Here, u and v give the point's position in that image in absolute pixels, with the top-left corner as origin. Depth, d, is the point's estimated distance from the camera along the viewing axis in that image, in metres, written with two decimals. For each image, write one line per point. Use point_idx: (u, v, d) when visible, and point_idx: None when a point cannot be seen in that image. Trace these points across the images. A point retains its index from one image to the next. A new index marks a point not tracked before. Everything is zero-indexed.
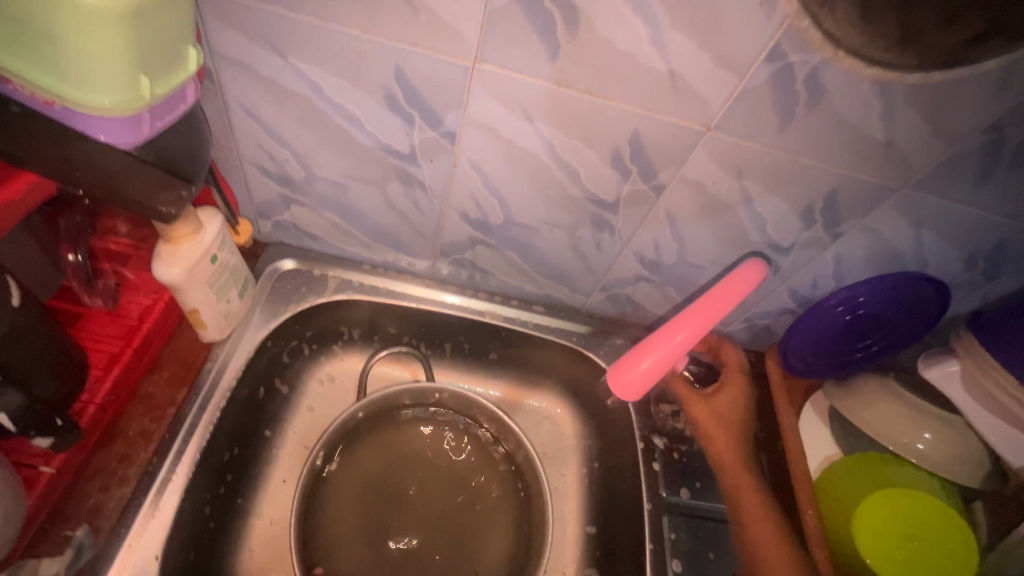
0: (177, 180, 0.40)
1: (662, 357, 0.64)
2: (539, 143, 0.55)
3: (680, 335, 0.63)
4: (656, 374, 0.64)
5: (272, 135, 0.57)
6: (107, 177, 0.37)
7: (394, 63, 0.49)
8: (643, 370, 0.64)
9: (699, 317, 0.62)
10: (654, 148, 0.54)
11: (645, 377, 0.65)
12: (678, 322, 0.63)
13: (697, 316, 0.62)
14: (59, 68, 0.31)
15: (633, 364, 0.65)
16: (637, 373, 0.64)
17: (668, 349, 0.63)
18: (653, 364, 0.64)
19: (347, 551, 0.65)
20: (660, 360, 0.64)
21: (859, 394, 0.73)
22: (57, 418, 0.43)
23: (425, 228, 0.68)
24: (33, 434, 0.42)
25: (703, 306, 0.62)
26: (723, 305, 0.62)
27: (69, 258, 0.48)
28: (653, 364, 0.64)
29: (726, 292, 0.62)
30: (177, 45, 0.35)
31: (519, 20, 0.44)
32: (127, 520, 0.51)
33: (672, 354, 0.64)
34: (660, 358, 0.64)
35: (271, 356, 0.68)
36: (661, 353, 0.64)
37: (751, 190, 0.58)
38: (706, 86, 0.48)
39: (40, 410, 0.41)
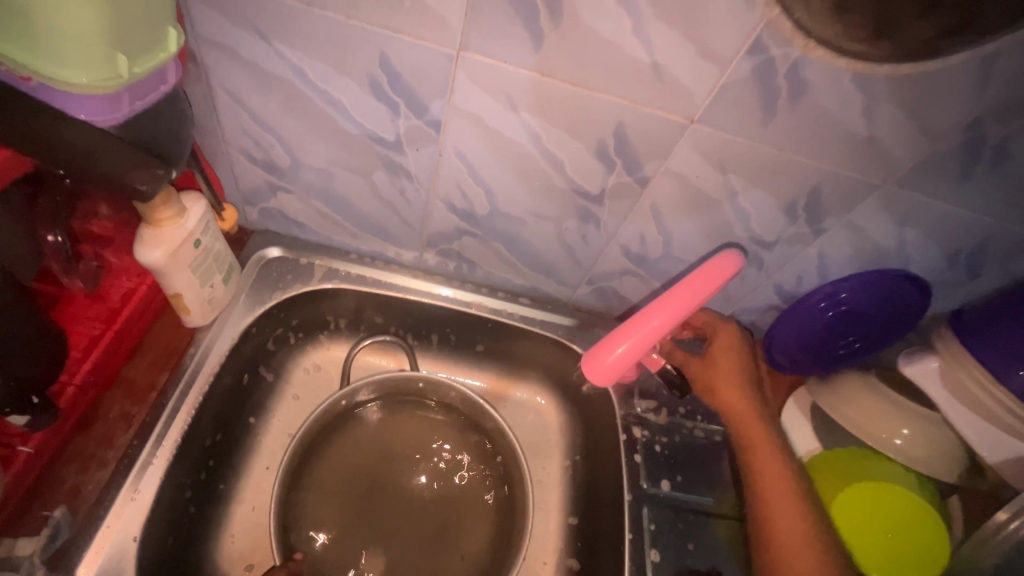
0: (154, 160, 0.40)
1: (636, 342, 0.63)
2: (524, 133, 0.55)
3: (655, 321, 0.62)
4: (630, 361, 0.64)
5: (258, 120, 0.57)
6: (83, 151, 0.36)
7: (378, 49, 0.49)
8: (619, 355, 0.64)
9: (674, 303, 0.62)
10: (638, 140, 0.55)
11: (619, 363, 0.64)
12: (653, 308, 0.63)
13: (672, 302, 0.62)
14: (35, 44, 0.31)
15: (608, 350, 0.64)
16: (612, 359, 0.64)
17: (643, 334, 0.63)
18: (628, 350, 0.63)
19: (327, 535, 0.65)
20: (635, 346, 0.63)
21: (841, 390, 0.73)
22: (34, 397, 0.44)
23: (411, 217, 0.68)
24: (9, 412, 0.42)
25: (679, 292, 0.62)
26: (697, 291, 0.62)
27: (48, 239, 0.47)
28: (628, 350, 0.63)
29: (701, 279, 0.62)
30: (155, 24, 0.35)
31: (503, 8, 0.45)
32: (106, 501, 0.51)
33: (647, 338, 0.63)
34: (635, 344, 0.63)
35: (256, 343, 0.68)
36: (636, 339, 0.63)
37: (735, 185, 0.59)
38: (689, 79, 0.48)
39: (18, 389, 0.42)
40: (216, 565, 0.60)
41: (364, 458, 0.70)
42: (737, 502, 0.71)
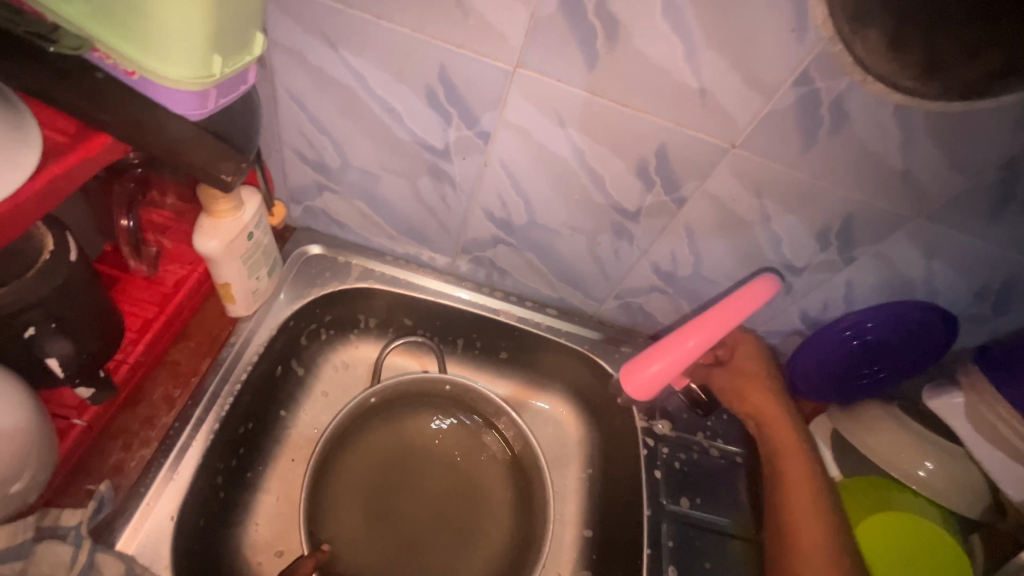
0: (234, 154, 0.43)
1: (671, 362, 0.66)
2: (569, 148, 0.57)
3: (691, 342, 0.65)
4: (665, 377, 0.66)
5: (314, 123, 0.60)
6: (169, 143, 0.38)
7: (439, 62, 0.51)
8: (654, 372, 0.66)
9: (710, 326, 0.65)
10: (678, 161, 0.56)
11: (654, 380, 0.66)
12: (689, 329, 0.65)
13: (708, 325, 0.65)
14: (142, 40, 0.33)
15: (643, 366, 0.67)
16: (647, 375, 0.66)
17: (678, 354, 0.65)
18: (662, 369, 0.66)
19: (352, 531, 0.66)
20: (670, 364, 0.66)
21: (864, 419, 0.73)
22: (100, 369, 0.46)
23: (449, 223, 0.70)
24: (77, 381, 0.44)
25: (713, 315, 0.65)
26: (733, 317, 0.64)
27: (121, 223, 0.51)
28: (663, 368, 0.66)
29: (737, 304, 0.64)
30: (246, 29, 0.37)
31: (562, 30, 0.47)
32: (147, 480, 0.53)
33: (682, 359, 0.66)
34: (671, 362, 0.66)
35: (291, 337, 0.70)
36: (672, 357, 0.65)
37: (770, 210, 0.60)
38: (734, 106, 0.50)
39: (88, 360, 0.44)
40: (243, 553, 0.61)
41: (389, 456, 0.71)
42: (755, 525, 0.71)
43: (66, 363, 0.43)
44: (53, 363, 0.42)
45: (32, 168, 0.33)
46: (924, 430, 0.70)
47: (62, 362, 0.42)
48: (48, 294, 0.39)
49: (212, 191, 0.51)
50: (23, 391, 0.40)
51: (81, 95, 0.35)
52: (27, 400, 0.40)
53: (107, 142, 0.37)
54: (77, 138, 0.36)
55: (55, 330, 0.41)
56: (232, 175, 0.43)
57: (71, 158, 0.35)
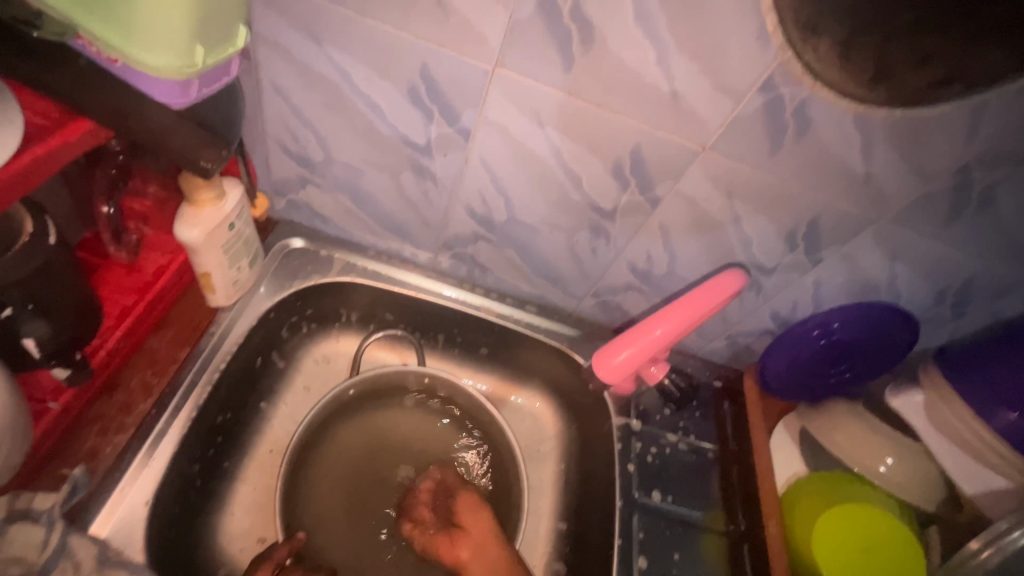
0: (218, 141, 0.44)
1: (639, 349, 0.68)
2: (546, 146, 0.59)
3: (657, 330, 0.67)
4: (634, 364, 0.68)
5: (298, 116, 0.61)
6: (156, 131, 0.40)
7: (421, 60, 0.53)
8: (621, 361, 0.68)
9: (676, 315, 0.67)
10: (652, 162, 0.59)
11: (622, 367, 0.68)
12: (656, 319, 0.67)
13: (674, 315, 0.67)
14: (125, 29, 0.34)
15: (612, 353, 0.69)
16: (616, 361, 0.68)
17: (645, 342, 0.68)
18: (631, 356, 0.68)
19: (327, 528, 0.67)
20: (638, 352, 0.68)
21: (830, 416, 0.76)
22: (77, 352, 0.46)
23: (432, 218, 0.71)
24: (55, 363, 0.45)
25: (682, 303, 0.67)
26: (699, 307, 0.66)
27: (103, 210, 0.53)
28: (631, 355, 0.68)
29: (704, 297, 0.66)
30: (230, 21, 0.38)
31: (539, 31, 0.49)
32: (122, 465, 0.53)
33: (649, 347, 0.68)
34: (638, 350, 0.68)
35: (272, 329, 0.70)
36: (639, 346, 0.68)
37: (740, 211, 0.63)
38: (705, 109, 0.52)
39: (66, 342, 0.45)
40: (217, 541, 0.61)
41: (368, 452, 0.72)
42: (725, 518, 0.73)
43: (44, 344, 0.43)
44: (30, 345, 0.43)
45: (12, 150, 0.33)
46: (887, 427, 0.73)
47: (39, 344, 0.43)
48: (26, 274, 0.40)
49: (194, 180, 0.52)
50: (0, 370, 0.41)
51: (62, 79, 0.36)
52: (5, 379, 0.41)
53: (88, 128, 0.37)
54: (58, 122, 0.36)
55: (33, 310, 0.41)
56: (212, 162, 0.43)
57: (52, 142, 0.35)
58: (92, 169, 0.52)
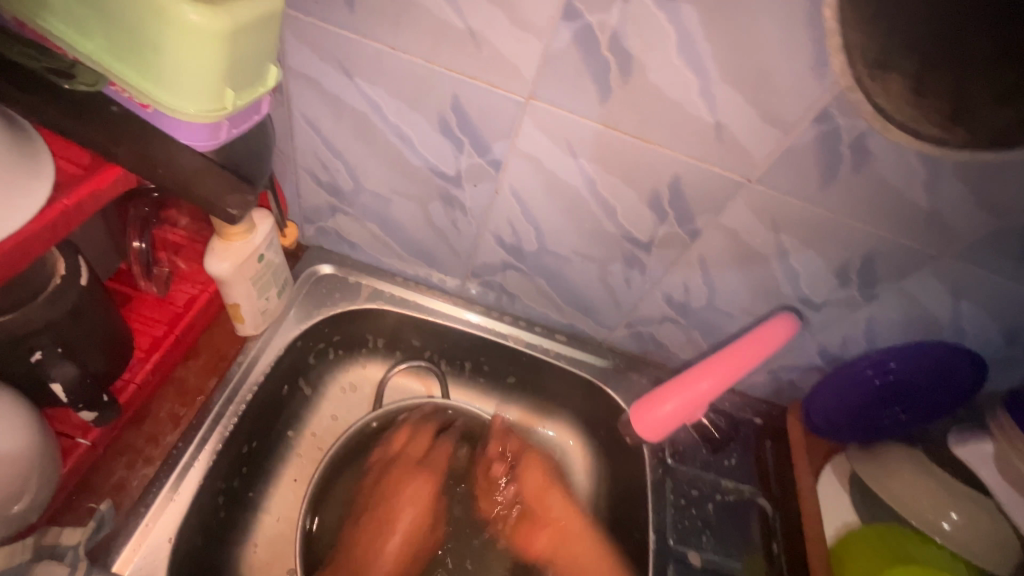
0: (244, 184, 0.43)
1: (685, 401, 0.65)
2: (580, 178, 0.56)
3: (704, 383, 0.64)
4: (679, 417, 0.66)
5: (329, 147, 0.60)
6: (184, 177, 0.39)
7: (452, 93, 0.51)
8: (667, 412, 0.66)
9: (725, 367, 0.64)
10: (692, 194, 0.56)
11: (668, 419, 0.66)
12: (703, 370, 0.65)
13: (720, 368, 0.64)
14: (156, 75, 0.34)
15: (658, 405, 0.66)
16: (662, 414, 0.66)
17: (692, 394, 0.65)
18: (676, 408, 0.66)
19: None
20: (683, 404, 0.66)
21: (886, 462, 0.71)
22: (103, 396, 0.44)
23: (460, 247, 0.70)
24: (79, 407, 0.43)
25: (730, 355, 0.64)
26: (746, 359, 0.63)
27: (135, 245, 0.51)
28: (676, 408, 0.66)
29: (749, 349, 0.63)
30: (261, 63, 0.38)
31: (574, 62, 0.46)
32: (147, 500, 0.53)
33: (695, 400, 0.65)
34: (683, 402, 0.65)
35: (298, 355, 0.70)
36: (683, 398, 0.65)
37: (787, 246, 0.59)
38: (752, 141, 0.49)
39: (90, 384, 0.43)
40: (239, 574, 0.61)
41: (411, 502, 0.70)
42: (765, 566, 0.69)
43: (69, 388, 0.42)
44: (57, 388, 0.41)
45: (39, 201, 0.33)
46: (951, 479, 0.68)
47: (64, 387, 0.41)
48: (57, 317, 0.39)
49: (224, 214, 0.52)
50: (30, 410, 0.41)
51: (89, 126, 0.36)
52: (34, 416, 0.41)
53: (121, 173, 0.37)
54: (92, 170, 0.37)
55: (62, 355, 0.41)
56: (237, 209, 0.44)
57: (83, 190, 0.36)
58: (124, 205, 0.52)
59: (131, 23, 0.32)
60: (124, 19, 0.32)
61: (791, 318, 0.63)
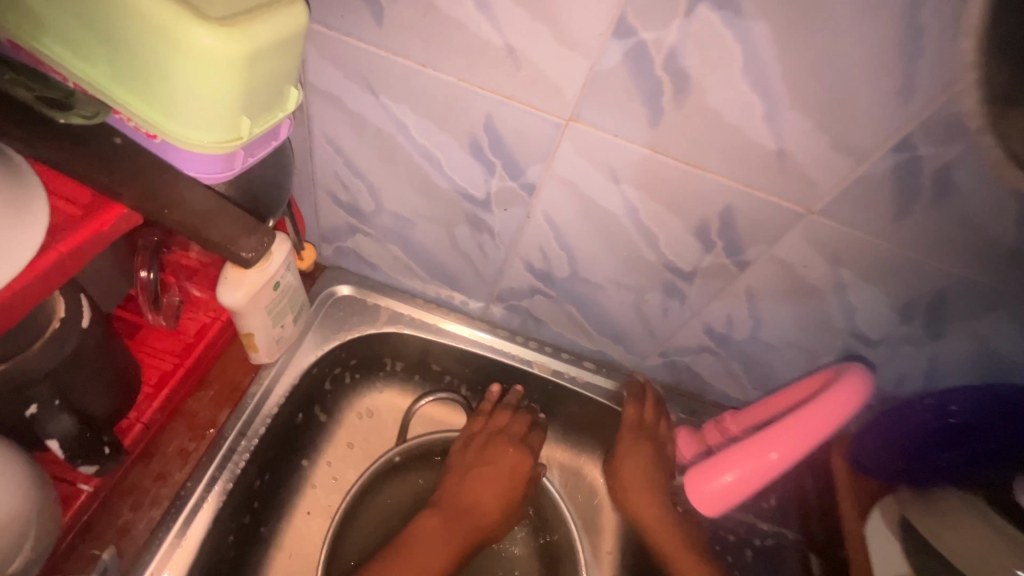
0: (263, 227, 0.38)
1: (749, 473, 0.52)
2: (622, 205, 0.52)
3: (773, 454, 0.51)
4: (741, 491, 0.53)
5: (350, 166, 0.56)
6: (197, 217, 0.35)
7: (486, 113, 0.47)
8: (727, 484, 0.53)
9: (795, 433, 0.50)
10: (745, 224, 0.51)
11: (726, 494, 0.53)
12: (770, 436, 0.51)
13: (796, 433, 0.50)
14: (165, 105, 0.31)
15: (710, 477, 0.54)
16: (717, 487, 0.54)
17: (759, 466, 0.51)
18: (737, 480, 0.53)
19: (417, 561, 0.59)
20: (745, 476, 0.52)
21: (943, 509, 0.60)
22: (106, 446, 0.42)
23: (486, 271, 0.65)
24: (79, 461, 0.40)
25: (800, 419, 0.50)
26: (821, 424, 0.49)
27: (142, 275, 0.47)
28: (738, 479, 0.53)
29: (822, 412, 0.50)
30: (281, 86, 0.34)
31: (624, 82, 0.42)
32: (152, 546, 0.49)
33: (761, 473, 0.52)
34: (746, 474, 0.52)
35: (314, 382, 0.66)
36: (747, 469, 0.52)
37: (846, 280, 0.54)
38: (818, 170, 0.44)
39: (89, 436, 0.40)
40: None
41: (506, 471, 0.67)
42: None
43: (65, 442, 0.39)
44: (52, 443, 0.38)
45: (30, 251, 0.30)
46: None
47: (58, 442, 0.38)
48: (55, 365, 0.36)
49: None
50: (24, 473, 0.38)
51: (88, 163, 0.32)
52: (29, 478, 0.38)
53: (121, 212, 0.33)
54: (90, 211, 0.33)
55: (60, 407, 0.38)
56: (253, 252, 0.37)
57: (79, 235, 0.32)
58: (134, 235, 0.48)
59: (137, 48, 0.29)
60: (130, 44, 0.29)
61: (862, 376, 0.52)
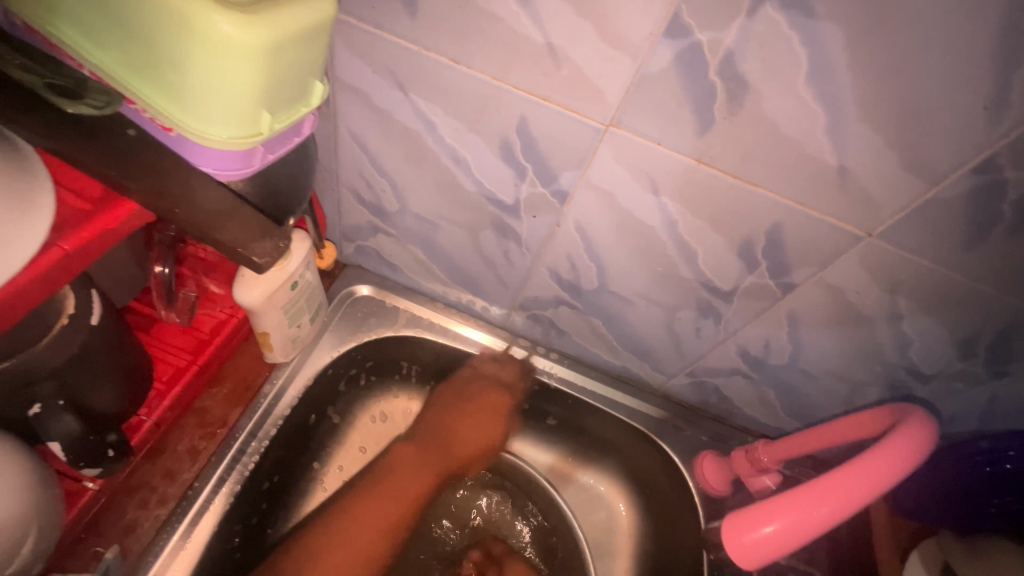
0: (278, 230, 0.37)
1: (794, 527, 0.44)
2: (659, 218, 0.48)
3: (824, 509, 0.43)
4: (787, 545, 0.44)
5: (374, 164, 0.54)
6: (206, 217, 0.33)
7: (520, 114, 0.44)
8: (767, 537, 0.45)
9: (843, 488, 0.42)
10: (792, 244, 0.47)
11: (769, 546, 0.45)
12: (817, 490, 0.43)
13: (842, 490, 0.42)
14: (182, 97, 0.29)
15: (750, 525, 0.46)
16: (757, 539, 0.45)
17: (805, 520, 0.43)
18: (781, 534, 0.44)
19: (401, 490, 0.64)
20: (791, 530, 0.44)
21: (992, 561, 0.53)
22: (110, 448, 0.41)
23: (509, 278, 0.63)
24: (82, 464, 0.40)
25: (846, 475, 0.42)
26: (871, 482, 0.41)
27: (156, 270, 0.46)
28: (781, 532, 0.44)
29: (869, 465, 0.42)
30: (305, 80, 0.32)
31: (672, 87, 0.38)
32: (157, 546, 0.48)
33: (810, 528, 0.43)
34: (793, 528, 0.44)
35: (328, 383, 0.64)
36: (793, 521, 0.44)
37: (903, 310, 0.50)
38: (882, 190, 0.40)
39: (92, 438, 0.39)
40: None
41: (487, 414, 0.71)
42: None
43: (67, 445, 0.38)
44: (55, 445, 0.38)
45: (32, 249, 0.28)
46: None
47: (61, 443, 0.38)
48: (62, 363, 0.35)
49: None
50: (25, 476, 0.36)
51: (104, 157, 0.31)
52: (31, 481, 0.37)
53: (132, 210, 0.33)
54: (98, 207, 0.32)
55: (64, 408, 0.37)
56: (265, 256, 0.36)
57: (84, 234, 0.31)
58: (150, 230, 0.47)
59: (155, 36, 0.27)
60: (147, 31, 0.27)
61: (921, 418, 0.43)
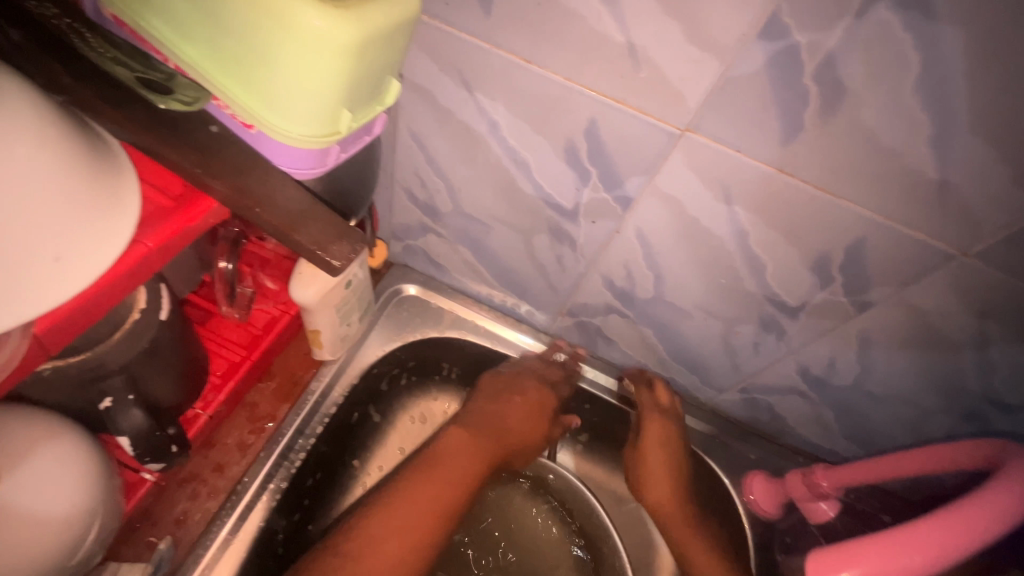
0: (354, 233, 0.35)
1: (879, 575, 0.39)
2: (729, 228, 0.46)
3: (914, 557, 0.38)
4: None
5: (431, 164, 0.53)
6: (286, 218, 0.33)
7: (590, 116, 0.42)
8: None
9: (936, 537, 0.38)
10: (874, 262, 0.44)
11: None
12: (905, 536, 0.39)
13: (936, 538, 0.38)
14: (266, 95, 0.29)
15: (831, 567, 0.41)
16: None
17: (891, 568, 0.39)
18: None
19: (456, 471, 0.55)
20: None
21: None
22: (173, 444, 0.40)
23: (560, 284, 0.61)
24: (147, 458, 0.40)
25: (940, 523, 0.38)
26: (969, 532, 0.37)
27: (221, 265, 0.46)
28: None
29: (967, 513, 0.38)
30: (384, 78, 0.31)
31: (761, 92, 0.36)
32: (206, 540, 0.48)
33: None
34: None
35: (371, 381, 0.64)
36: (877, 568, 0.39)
37: (992, 336, 0.46)
38: (986, 207, 0.37)
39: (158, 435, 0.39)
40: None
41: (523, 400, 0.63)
42: None
43: (136, 438, 0.38)
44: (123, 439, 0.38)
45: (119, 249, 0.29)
46: None
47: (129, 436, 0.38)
48: (132, 357, 0.36)
49: None
50: (86, 470, 0.36)
51: (186, 153, 0.31)
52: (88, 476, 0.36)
53: (211, 207, 0.33)
54: (178, 204, 0.32)
55: (130, 401, 0.37)
56: (342, 260, 0.34)
57: (167, 230, 0.31)
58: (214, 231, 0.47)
59: (243, 32, 0.27)
60: (236, 28, 0.27)
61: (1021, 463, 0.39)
